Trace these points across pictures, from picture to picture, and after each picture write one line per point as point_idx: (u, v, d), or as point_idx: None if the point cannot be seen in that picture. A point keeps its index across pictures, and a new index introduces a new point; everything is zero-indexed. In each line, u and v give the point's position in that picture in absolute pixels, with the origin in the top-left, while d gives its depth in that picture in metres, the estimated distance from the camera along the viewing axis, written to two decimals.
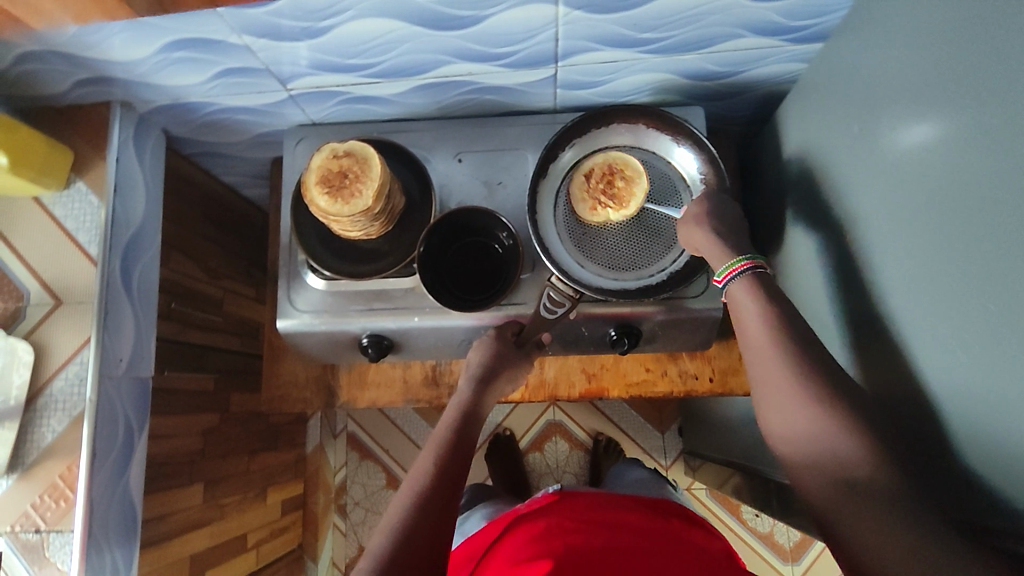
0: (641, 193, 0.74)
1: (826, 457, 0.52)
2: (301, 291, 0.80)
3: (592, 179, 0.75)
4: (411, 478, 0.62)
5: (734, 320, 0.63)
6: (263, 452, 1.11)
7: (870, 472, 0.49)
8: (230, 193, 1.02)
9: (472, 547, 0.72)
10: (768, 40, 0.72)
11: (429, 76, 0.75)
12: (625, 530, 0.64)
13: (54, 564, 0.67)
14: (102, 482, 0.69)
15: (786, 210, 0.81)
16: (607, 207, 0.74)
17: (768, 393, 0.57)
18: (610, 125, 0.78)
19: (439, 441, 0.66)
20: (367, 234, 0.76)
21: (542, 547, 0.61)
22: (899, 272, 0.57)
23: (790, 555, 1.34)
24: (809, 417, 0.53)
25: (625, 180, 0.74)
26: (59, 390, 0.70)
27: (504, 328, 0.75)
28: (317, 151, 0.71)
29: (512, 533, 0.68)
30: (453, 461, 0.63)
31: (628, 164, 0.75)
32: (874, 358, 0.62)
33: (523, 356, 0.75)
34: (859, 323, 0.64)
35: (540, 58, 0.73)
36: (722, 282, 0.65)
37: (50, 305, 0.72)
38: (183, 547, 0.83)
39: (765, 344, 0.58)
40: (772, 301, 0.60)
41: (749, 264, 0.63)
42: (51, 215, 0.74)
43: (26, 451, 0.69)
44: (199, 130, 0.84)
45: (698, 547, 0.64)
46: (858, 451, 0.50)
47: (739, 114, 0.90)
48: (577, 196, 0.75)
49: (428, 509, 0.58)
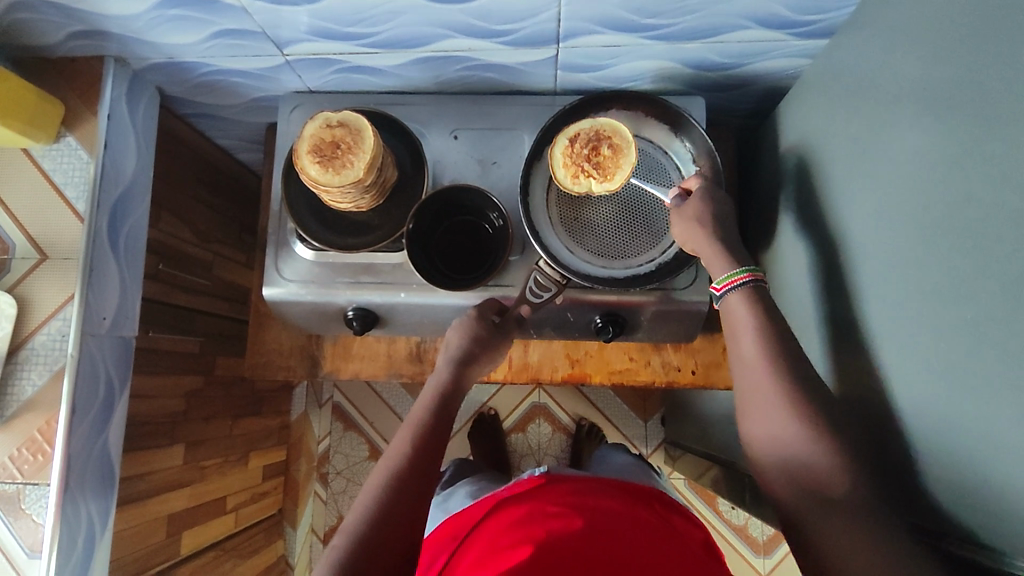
0: (627, 166, 0.69)
1: (807, 483, 0.52)
2: (288, 260, 0.79)
3: (576, 144, 0.70)
4: (387, 456, 0.62)
5: (727, 330, 0.63)
6: (247, 417, 1.12)
7: (847, 498, 0.49)
8: (224, 156, 1.02)
9: (453, 524, 0.73)
10: (774, 34, 0.71)
11: (429, 50, 0.74)
12: (605, 514, 0.64)
13: (29, 515, 0.67)
14: (81, 436, 0.69)
15: (779, 208, 0.80)
16: (589, 176, 0.69)
17: (752, 399, 0.57)
18: (608, 110, 0.78)
19: (416, 421, 0.66)
20: (357, 206, 0.76)
21: (519, 535, 0.62)
22: (882, 276, 0.57)
23: (756, 550, 1.36)
24: (794, 440, 0.53)
25: (612, 148, 0.69)
26: (42, 344, 0.69)
27: (484, 307, 0.74)
28: (309, 119, 0.71)
29: (495, 518, 0.68)
30: (430, 441, 0.64)
31: (617, 132, 0.70)
32: (851, 362, 0.62)
33: (501, 332, 0.74)
34: (840, 326, 0.64)
35: (542, 38, 0.72)
36: (719, 292, 0.64)
37: (36, 259, 0.71)
38: (160, 506, 0.84)
39: (756, 365, 0.58)
40: (766, 321, 0.59)
41: (748, 276, 0.62)
42: (41, 168, 0.73)
43: (6, 403, 0.68)
44: (194, 91, 0.83)
45: (684, 542, 0.64)
46: (839, 481, 0.50)
47: (741, 108, 0.90)
48: (558, 162, 0.70)
49: (401, 490, 0.59)
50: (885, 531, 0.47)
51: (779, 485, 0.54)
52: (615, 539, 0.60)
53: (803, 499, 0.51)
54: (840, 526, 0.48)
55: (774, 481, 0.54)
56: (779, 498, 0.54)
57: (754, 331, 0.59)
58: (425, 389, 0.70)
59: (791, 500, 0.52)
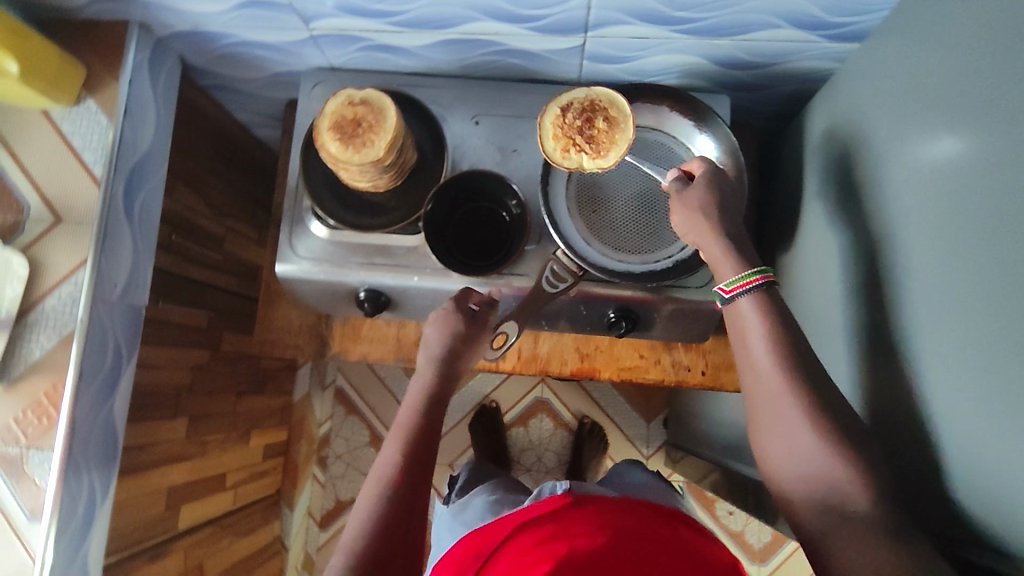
0: (621, 142, 0.68)
1: (828, 502, 0.51)
2: (303, 237, 0.79)
3: (568, 115, 0.69)
4: (377, 471, 0.63)
5: (735, 333, 0.60)
6: (250, 395, 1.12)
7: (871, 517, 0.49)
8: (241, 131, 1.01)
9: (471, 540, 0.68)
10: (804, 34, 0.70)
11: (454, 32, 0.73)
12: (633, 547, 0.61)
13: (31, 478, 0.66)
14: (86, 403, 0.69)
15: (801, 212, 0.79)
16: (580, 151, 0.68)
17: (764, 408, 0.56)
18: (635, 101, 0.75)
19: (404, 431, 0.66)
20: (375, 186, 0.75)
21: (539, 568, 0.58)
22: (914, 285, 0.55)
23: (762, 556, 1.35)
24: (817, 459, 0.52)
25: (607, 121, 0.68)
26: (51, 308, 0.68)
27: (462, 298, 0.72)
28: (332, 96, 0.70)
29: (519, 544, 0.63)
30: (417, 451, 0.64)
31: (613, 105, 0.69)
32: (874, 369, 0.61)
33: (477, 322, 0.71)
34: (864, 332, 0.63)
35: (570, 25, 0.71)
36: (727, 294, 0.60)
37: (49, 221, 0.70)
38: (160, 477, 0.83)
39: (774, 381, 0.55)
40: (783, 331, 0.56)
41: (762, 278, 0.59)
42: (59, 130, 0.72)
43: (13, 364, 0.67)
44: (217, 62, 0.82)
45: (690, 550, 0.64)
46: (861, 498, 0.50)
47: (763, 111, 0.89)
48: (549, 132, 0.69)
49: (393, 505, 0.60)
50: (910, 549, 0.46)
51: (802, 504, 0.53)
52: None
53: (827, 519, 0.51)
54: (865, 544, 0.47)
55: (796, 500, 0.53)
56: (800, 517, 0.53)
57: (764, 339, 0.56)
58: (413, 393, 0.70)
59: (815, 520, 0.51)
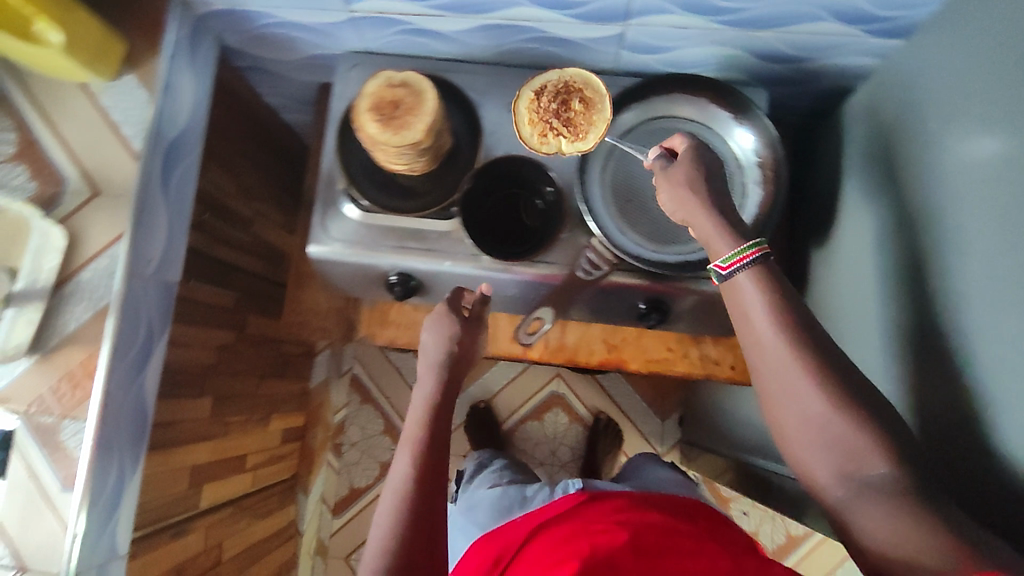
0: (599, 122, 0.70)
1: (849, 472, 0.49)
2: (336, 219, 0.79)
3: (543, 98, 0.71)
4: (392, 477, 0.64)
5: (736, 314, 0.57)
6: (271, 379, 1.12)
7: (896, 482, 0.48)
8: (270, 113, 1.01)
9: (493, 541, 0.72)
10: (847, 29, 0.70)
11: (495, 17, 0.73)
12: (649, 530, 0.61)
13: (66, 448, 0.67)
14: (120, 376, 0.69)
15: (842, 208, 0.79)
16: (557, 134, 0.70)
17: (770, 389, 0.53)
18: (673, 92, 0.76)
19: (414, 434, 0.67)
20: (410, 169, 0.75)
21: (569, 550, 0.59)
22: (969, 281, 0.55)
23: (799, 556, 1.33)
24: (833, 431, 0.50)
25: (582, 102, 0.70)
26: (87, 281, 0.69)
27: (456, 299, 0.74)
28: (372, 76, 0.70)
29: (540, 537, 0.65)
30: (431, 452, 0.65)
31: (588, 85, 0.70)
32: (924, 367, 0.61)
33: (473, 322, 0.74)
34: (913, 329, 0.63)
35: (612, 13, 0.70)
36: (724, 271, 0.57)
37: (87, 195, 0.71)
38: (184, 455, 0.84)
39: (782, 358, 0.52)
40: (784, 303, 0.53)
41: (757, 252, 0.56)
42: (97, 104, 0.72)
43: (48, 335, 0.68)
44: (253, 42, 0.82)
45: (675, 523, 0.64)
46: (881, 464, 0.48)
47: (795, 107, 0.88)
48: (525, 118, 0.71)
49: (414, 511, 0.61)
50: (945, 518, 0.46)
51: (823, 477, 0.51)
52: (663, 552, 0.57)
53: (850, 488, 0.49)
54: (892, 510, 0.47)
55: (816, 473, 0.51)
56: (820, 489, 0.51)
57: (768, 320, 0.53)
58: (418, 396, 0.71)
59: (837, 491, 0.50)
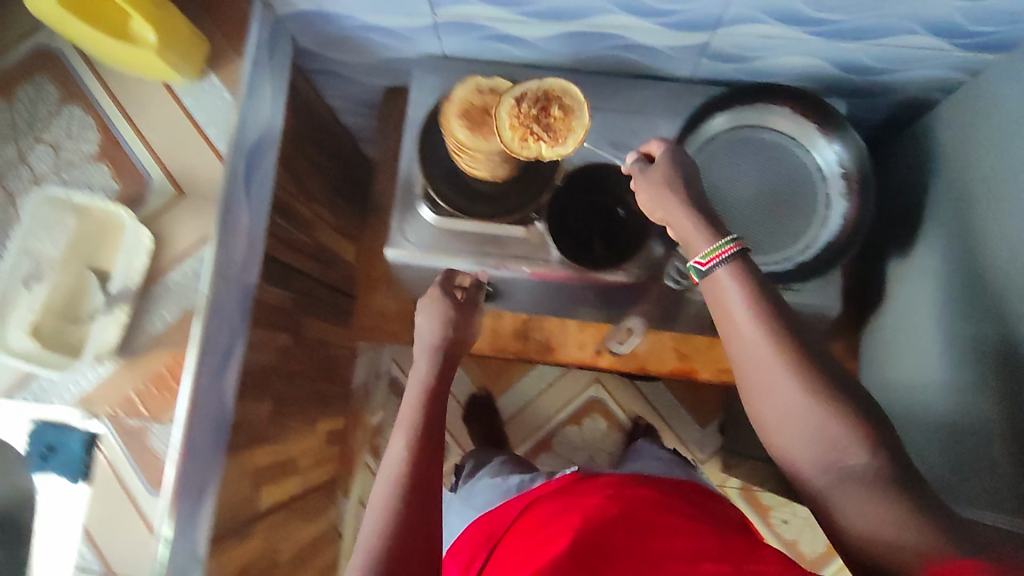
0: (578, 128, 0.67)
1: (829, 461, 0.48)
2: (413, 223, 0.79)
3: (524, 104, 0.66)
4: (386, 462, 0.59)
5: (717, 312, 0.55)
6: (320, 380, 1.12)
7: (873, 472, 0.47)
8: (331, 115, 1.00)
9: (484, 522, 0.74)
10: (938, 42, 0.70)
11: (581, 24, 0.73)
12: (638, 507, 0.61)
13: (154, 450, 0.69)
14: (207, 379, 0.69)
15: (926, 222, 0.78)
16: (538, 139, 0.66)
17: (755, 382, 0.51)
18: (772, 100, 0.74)
19: (409, 416, 0.63)
20: (492, 175, 0.74)
21: (551, 531, 0.60)
22: None
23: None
24: (813, 424, 0.49)
25: (562, 110, 0.67)
26: (175, 282, 0.70)
27: (448, 283, 0.74)
28: (462, 83, 0.70)
29: (528, 512, 0.67)
30: (428, 437, 0.61)
31: (565, 92, 0.67)
32: (1014, 385, 0.61)
33: (467, 305, 0.72)
34: (1004, 347, 0.63)
35: (703, 22, 0.69)
36: (702, 268, 0.55)
37: (172, 195, 0.70)
38: (248, 458, 0.83)
39: (762, 355, 0.51)
40: (762, 299, 0.52)
41: (735, 247, 0.53)
42: (181, 104, 0.71)
43: (135, 337, 0.69)
44: (327, 44, 0.81)
45: (665, 499, 0.64)
46: (858, 454, 0.48)
47: (869, 120, 0.88)
48: (506, 123, 0.65)
49: (412, 496, 0.57)
50: None
51: (802, 466, 0.50)
52: (649, 530, 0.57)
53: (828, 479, 0.48)
54: (867, 501, 0.46)
55: (796, 462, 0.50)
56: (801, 476, 0.50)
57: (749, 316, 0.52)
58: (411, 381, 0.67)
59: (817, 479, 0.49)
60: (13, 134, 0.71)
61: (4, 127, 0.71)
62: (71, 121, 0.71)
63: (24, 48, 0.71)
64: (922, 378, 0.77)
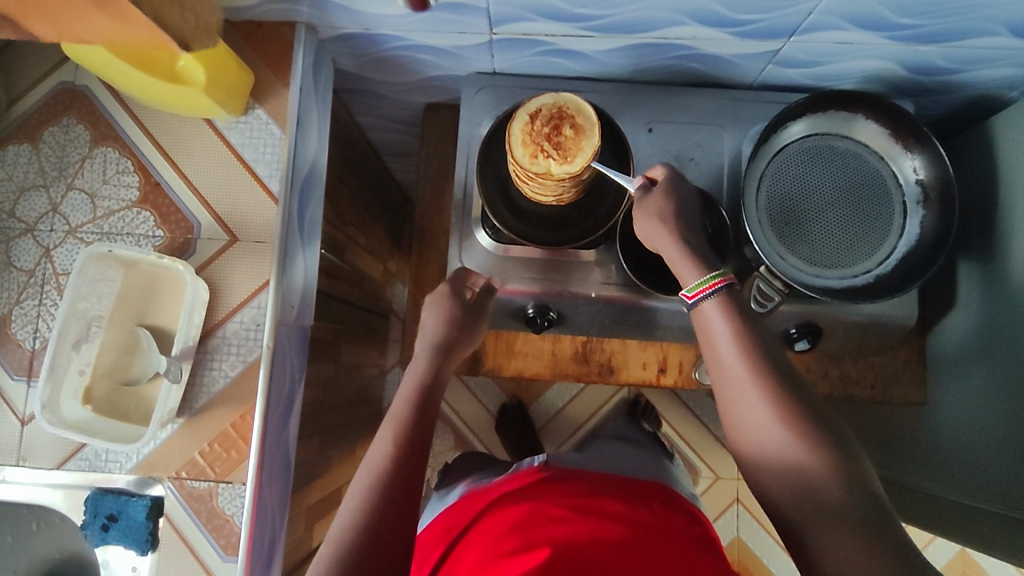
0: (589, 148, 0.61)
1: (809, 491, 0.48)
2: (471, 250, 0.76)
3: (537, 122, 0.63)
4: (367, 460, 0.57)
5: (702, 343, 0.56)
6: (358, 405, 1.08)
7: (854, 513, 0.46)
8: (360, 132, 0.95)
9: (440, 522, 0.69)
10: (1019, 43, 0.67)
11: (647, 37, 0.69)
12: (611, 518, 0.57)
13: (223, 515, 0.64)
14: (273, 434, 0.65)
15: (1001, 224, 0.76)
16: (548, 157, 0.62)
17: (723, 399, 0.53)
18: (857, 107, 0.72)
19: (396, 419, 0.61)
20: (558, 200, 0.69)
21: (527, 541, 0.53)
22: None
23: (963, 573, 1.22)
24: (786, 448, 0.49)
25: (574, 129, 0.62)
26: (234, 333, 0.65)
27: (458, 286, 0.72)
28: (517, 113, 0.63)
29: (485, 518, 0.62)
30: (415, 435, 0.59)
31: (581, 112, 0.63)
32: None
33: (474, 308, 0.72)
34: None
35: (778, 31, 0.66)
36: (690, 300, 0.57)
37: (224, 241, 0.65)
38: (301, 501, 0.79)
39: (739, 376, 0.52)
40: (745, 323, 0.54)
41: (722, 281, 0.56)
42: (227, 142, 0.66)
43: (194, 396, 0.64)
44: (368, 65, 0.76)
45: (636, 513, 0.59)
46: (847, 492, 0.47)
47: (928, 117, 0.85)
48: (516, 139, 0.63)
49: (391, 496, 0.54)
50: None
51: (777, 494, 0.49)
52: (626, 544, 0.53)
53: (803, 507, 0.48)
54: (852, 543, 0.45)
55: (774, 490, 0.50)
56: (776, 504, 0.50)
57: (729, 332, 0.53)
58: (404, 383, 0.66)
59: (790, 507, 0.48)
60: (43, 182, 0.65)
61: (32, 174, 0.65)
62: (105, 164, 0.66)
63: (45, 89, 0.66)
64: (986, 390, 0.78)
